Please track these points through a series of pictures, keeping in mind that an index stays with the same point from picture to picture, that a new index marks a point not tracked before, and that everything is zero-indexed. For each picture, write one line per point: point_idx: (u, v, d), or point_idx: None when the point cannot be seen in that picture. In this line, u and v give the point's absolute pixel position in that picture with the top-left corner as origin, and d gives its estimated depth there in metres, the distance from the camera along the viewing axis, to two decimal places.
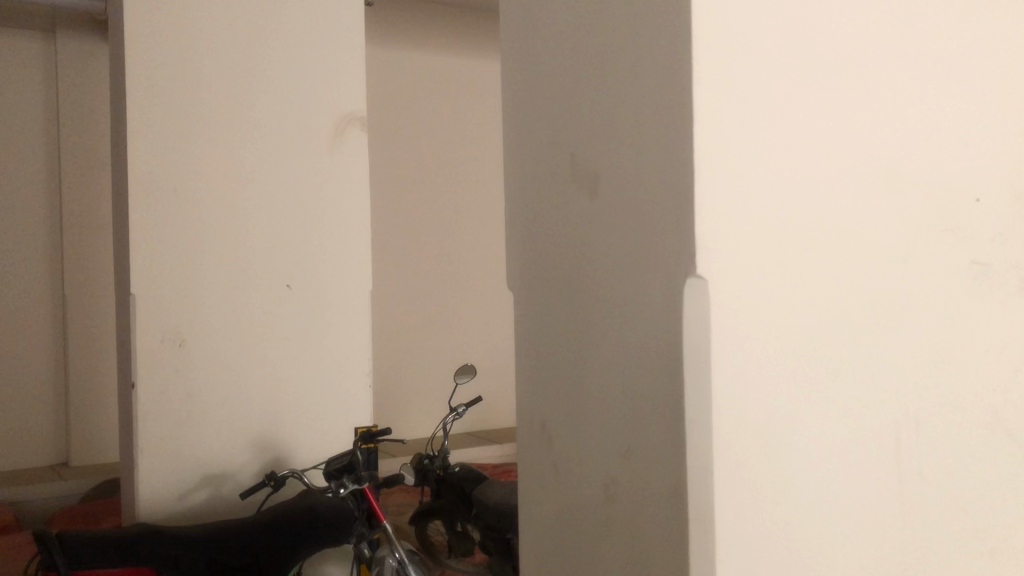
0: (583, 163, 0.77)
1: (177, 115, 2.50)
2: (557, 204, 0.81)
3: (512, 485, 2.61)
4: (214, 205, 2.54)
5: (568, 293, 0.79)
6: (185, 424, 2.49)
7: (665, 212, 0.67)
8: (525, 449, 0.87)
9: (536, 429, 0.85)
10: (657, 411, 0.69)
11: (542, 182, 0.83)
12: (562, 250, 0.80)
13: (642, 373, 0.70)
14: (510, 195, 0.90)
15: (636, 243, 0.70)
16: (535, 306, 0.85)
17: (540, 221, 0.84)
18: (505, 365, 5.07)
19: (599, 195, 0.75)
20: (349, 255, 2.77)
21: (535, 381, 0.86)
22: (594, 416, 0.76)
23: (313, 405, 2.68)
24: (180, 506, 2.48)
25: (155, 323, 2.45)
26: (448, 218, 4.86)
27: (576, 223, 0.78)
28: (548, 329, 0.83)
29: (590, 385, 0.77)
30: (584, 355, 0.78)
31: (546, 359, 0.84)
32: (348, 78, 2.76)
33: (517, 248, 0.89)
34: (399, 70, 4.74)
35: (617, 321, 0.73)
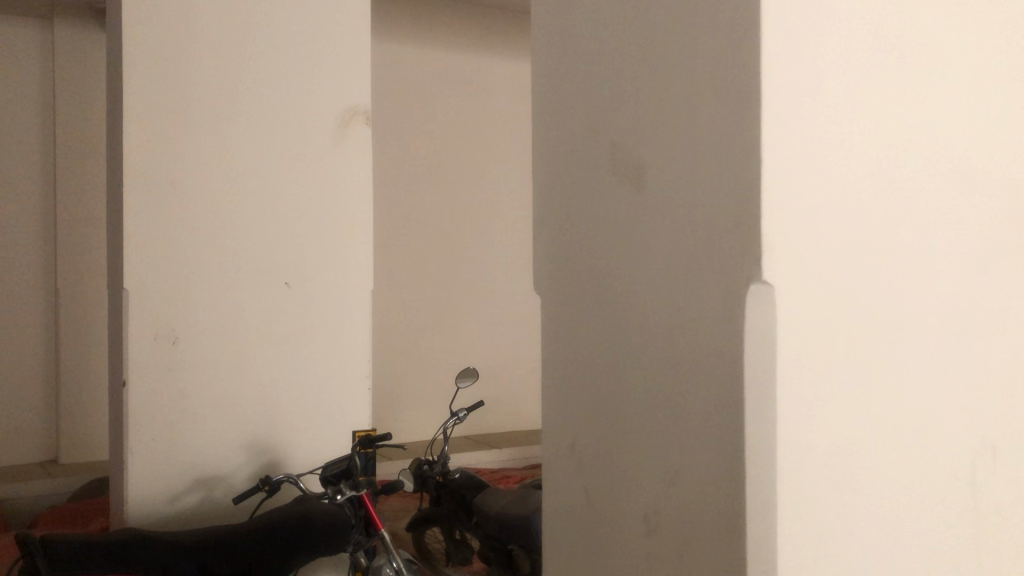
0: (623, 154, 0.68)
1: (175, 106, 2.41)
2: (591, 200, 0.73)
3: (514, 494, 2.52)
4: (212, 199, 2.46)
5: (603, 298, 0.71)
6: (178, 425, 2.41)
7: (724, 210, 0.59)
8: (549, 469, 0.80)
9: (562, 448, 0.78)
10: (708, 435, 0.61)
11: (573, 177, 0.75)
12: (596, 252, 0.72)
13: (689, 394, 0.62)
14: (536, 189, 0.82)
15: (686, 246, 0.62)
16: (562, 312, 0.77)
17: (570, 219, 0.76)
18: (506, 368, 4.98)
19: (642, 192, 0.67)
20: (350, 253, 2.68)
21: (561, 396, 0.78)
22: (632, 437, 0.68)
23: (310, 407, 2.60)
24: (171, 510, 2.39)
25: (149, 320, 2.36)
26: (450, 218, 4.77)
27: (613, 221, 0.70)
28: (579, 336, 0.75)
29: (627, 402, 0.69)
30: (620, 369, 0.70)
31: (575, 372, 0.76)
32: (353, 71, 2.68)
33: (541, 248, 0.81)
34: (405, 67, 4.65)
35: (660, 332, 0.65)
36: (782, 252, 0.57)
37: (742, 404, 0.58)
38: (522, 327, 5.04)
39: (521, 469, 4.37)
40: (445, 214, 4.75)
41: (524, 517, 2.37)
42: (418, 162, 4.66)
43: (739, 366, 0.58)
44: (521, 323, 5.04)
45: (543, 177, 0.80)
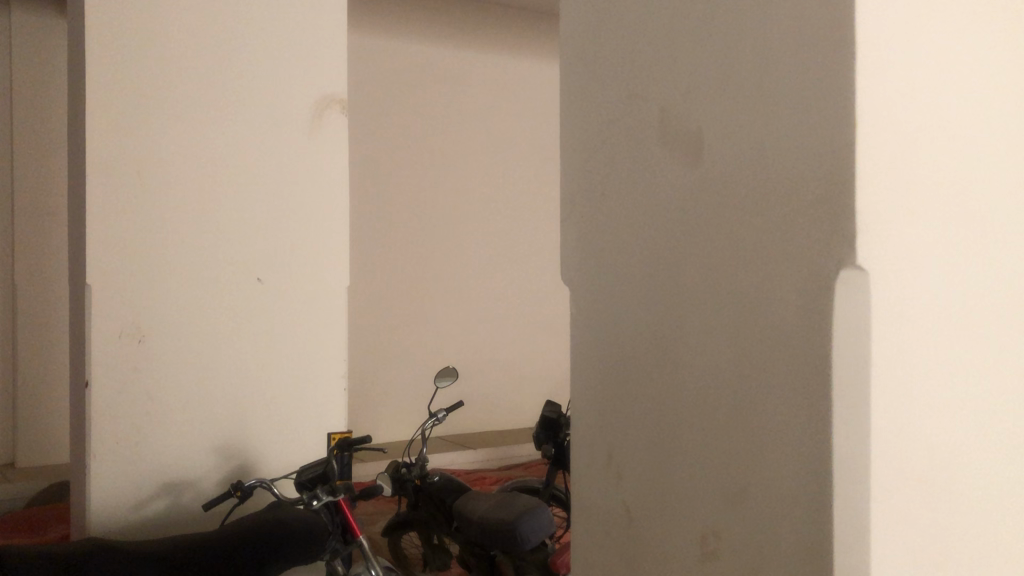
0: (678, 124, 0.61)
1: (140, 91, 2.28)
2: (640, 177, 0.65)
3: (497, 497, 2.42)
4: (181, 190, 2.34)
5: (651, 286, 0.64)
6: (144, 429, 2.28)
7: (806, 182, 0.50)
8: (585, 474, 0.73)
9: (601, 451, 0.70)
10: (781, 443, 0.52)
11: (618, 151, 0.67)
12: (644, 235, 0.64)
13: (758, 393, 0.54)
14: (573, 166, 0.74)
15: (757, 227, 0.54)
16: (602, 302, 0.70)
17: (613, 197, 0.68)
18: (481, 367, 4.89)
19: (699, 165, 0.59)
20: (326, 247, 2.58)
21: (600, 394, 0.71)
22: (686, 444, 0.61)
23: (283, 409, 2.49)
24: (136, 517, 2.27)
25: (113, 318, 2.24)
26: (425, 214, 4.66)
27: (665, 199, 0.62)
28: (621, 329, 0.68)
29: (680, 404, 0.61)
30: (672, 365, 0.62)
31: (616, 369, 0.68)
32: (330, 58, 2.58)
33: (578, 232, 0.74)
34: (378, 58, 4.54)
35: (721, 325, 0.57)
36: (881, 230, 0.48)
37: (827, 410, 0.49)
38: (496, 324, 4.95)
39: (498, 469, 4.27)
40: (419, 209, 4.64)
41: (507, 523, 2.25)
42: (391, 156, 4.55)
43: (825, 364, 0.49)
44: (496, 320, 4.95)
45: (582, 151, 0.73)
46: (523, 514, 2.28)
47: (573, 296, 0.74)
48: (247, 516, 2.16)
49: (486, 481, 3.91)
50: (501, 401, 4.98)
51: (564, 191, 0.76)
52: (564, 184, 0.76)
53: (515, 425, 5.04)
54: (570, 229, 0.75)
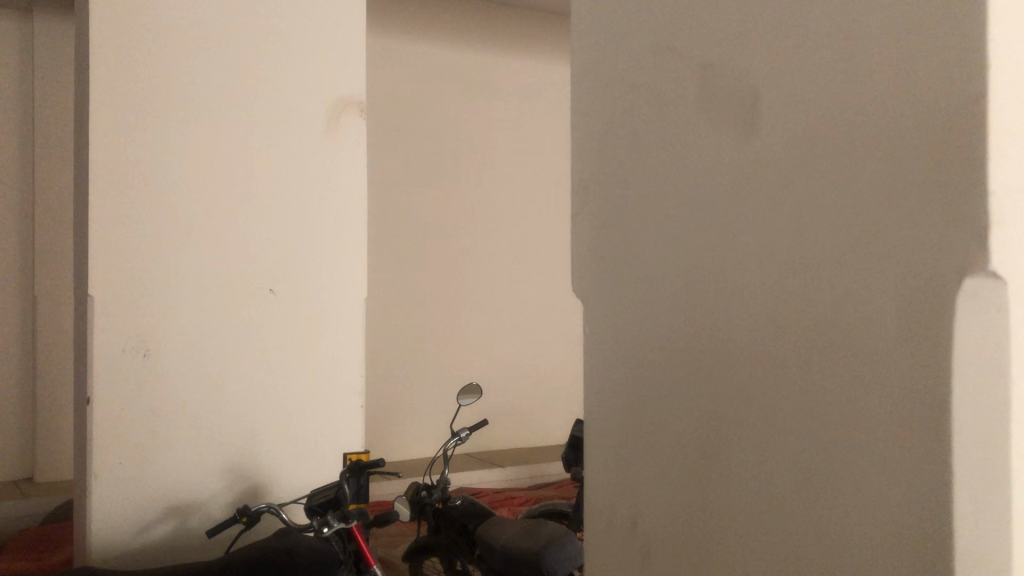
0: (723, 84, 0.46)
1: (148, 90, 2.16)
2: (674, 159, 0.50)
3: (522, 525, 2.26)
4: (190, 197, 2.22)
5: (684, 302, 0.49)
6: (149, 448, 2.16)
7: (907, 149, 0.35)
8: (599, 538, 0.58)
9: (622, 510, 0.56)
10: (867, 518, 0.38)
11: (645, 125, 0.53)
12: (677, 232, 0.50)
13: (829, 448, 0.39)
14: (587, 149, 0.60)
15: (826, 218, 0.39)
16: (623, 320, 0.55)
17: (637, 184, 0.54)
18: (510, 383, 4.73)
19: (750, 139, 0.44)
20: (343, 258, 2.46)
21: (619, 436, 0.56)
22: (731, 510, 0.46)
23: (296, 428, 2.37)
24: (140, 542, 2.14)
25: (118, 330, 2.11)
26: (451, 222, 4.54)
27: (706, 186, 0.47)
28: (644, 355, 0.53)
29: (721, 458, 0.47)
30: (711, 406, 0.47)
31: (638, 406, 0.54)
32: (347, 58, 2.46)
33: (593, 230, 0.59)
34: (402, 64, 4.42)
35: (775, 354, 0.42)
36: None
37: (943, 474, 0.34)
38: (525, 337, 4.80)
39: (527, 488, 4.12)
40: (444, 217, 4.52)
41: (531, 553, 2.10)
42: (415, 163, 4.43)
43: (941, 406, 0.34)
44: (526, 333, 4.80)
45: (599, 129, 0.58)
46: (549, 543, 2.12)
47: (587, 313, 0.60)
48: (254, 543, 2.02)
49: (512, 503, 3.76)
50: (531, 416, 4.82)
51: (574, 178, 0.62)
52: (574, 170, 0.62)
53: (546, 441, 4.87)
54: (583, 224, 0.61)
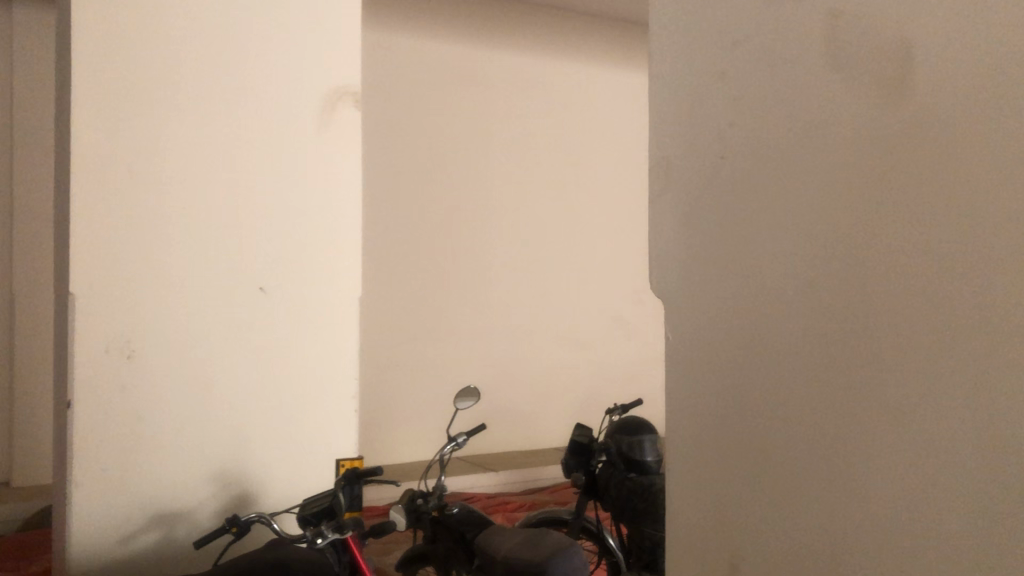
0: (817, 101, 0.54)
1: (134, 79, 2.06)
2: (768, 166, 0.58)
3: (523, 535, 2.17)
4: (181, 191, 2.13)
5: (769, 297, 0.57)
6: (133, 454, 2.06)
7: (1002, 153, 0.43)
8: (696, 513, 0.66)
9: (716, 484, 0.63)
10: (957, 468, 0.45)
11: (740, 134, 0.60)
12: (770, 231, 0.57)
13: (915, 413, 0.47)
14: (673, 159, 0.67)
15: (916, 217, 0.47)
16: (711, 312, 0.63)
17: (729, 188, 0.61)
18: (503, 385, 4.64)
19: (841, 149, 0.52)
20: (339, 255, 2.36)
21: (705, 418, 0.64)
22: (821, 474, 0.54)
23: (290, 433, 2.28)
24: (123, 552, 2.04)
25: (100, 330, 2.01)
26: (443, 220, 4.45)
27: (799, 192, 0.55)
28: (731, 345, 0.61)
29: (810, 428, 0.54)
30: (796, 383, 0.55)
31: (724, 390, 0.62)
32: (341, 46, 2.36)
33: (676, 233, 0.67)
34: (397, 59, 4.34)
35: (862, 338, 0.50)
36: None
37: None
38: (520, 339, 4.71)
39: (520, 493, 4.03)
40: (438, 216, 4.44)
41: (536, 564, 2.01)
42: (410, 161, 4.35)
43: None
44: (520, 335, 4.71)
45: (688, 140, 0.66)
46: (554, 555, 2.03)
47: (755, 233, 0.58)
48: (242, 555, 1.92)
49: (506, 509, 3.67)
50: (524, 419, 4.72)
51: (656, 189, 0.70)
52: (655, 183, 0.70)
53: (540, 445, 4.77)
54: (669, 229, 0.68)
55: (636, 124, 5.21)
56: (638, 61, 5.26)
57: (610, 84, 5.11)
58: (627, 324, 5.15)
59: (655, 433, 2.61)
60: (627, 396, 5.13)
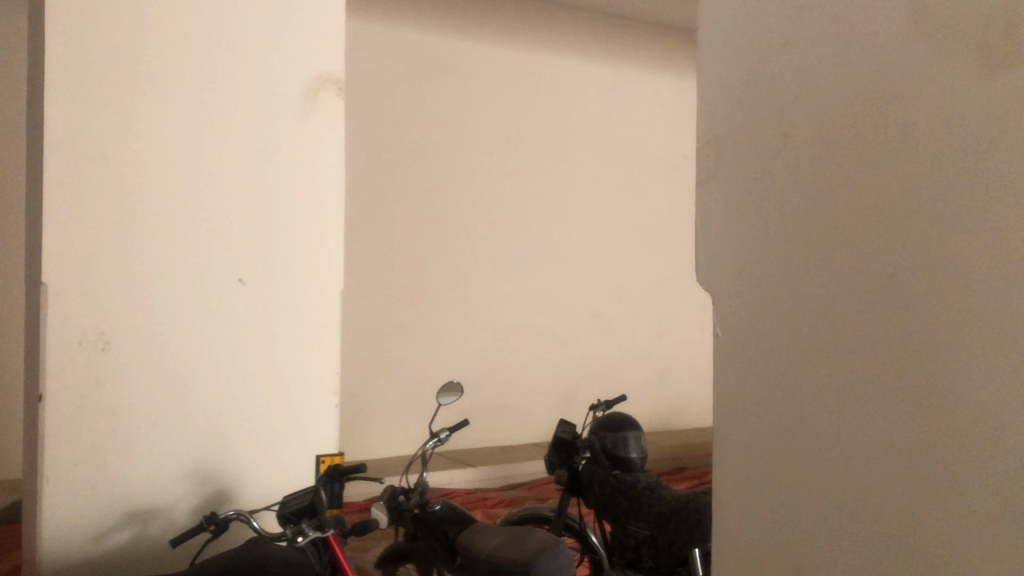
0: (889, 85, 0.50)
1: (110, 62, 2.00)
2: (829, 157, 0.54)
3: (507, 533, 2.13)
4: (159, 179, 2.07)
5: (825, 299, 0.54)
6: (107, 449, 2.00)
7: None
8: (740, 522, 0.63)
9: (760, 495, 0.61)
10: (984, 453, 0.44)
11: (802, 122, 0.57)
12: (828, 228, 0.54)
13: (939, 398, 0.47)
14: (729, 148, 0.64)
15: (992, 198, 0.44)
16: (762, 312, 0.60)
17: (785, 180, 0.58)
18: (482, 380, 4.61)
19: (913, 138, 0.48)
20: (320, 247, 2.31)
21: (751, 425, 0.61)
22: (876, 490, 0.51)
23: (270, 428, 2.22)
24: (94, 550, 1.98)
25: (73, 321, 1.95)
26: (424, 213, 4.40)
27: (860, 187, 0.52)
28: (781, 349, 0.58)
29: (866, 440, 0.51)
30: (853, 390, 0.52)
31: (774, 398, 0.59)
32: (324, 33, 2.31)
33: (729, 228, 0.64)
34: (381, 49, 4.28)
35: (927, 346, 0.47)
36: None
37: None
38: (500, 334, 4.68)
39: (499, 489, 3.99)
40: (419, 210, 4.39)
41: (521, 564, 1.97)
42: (391, 152, 4.30)
43: None
44: (500, 330, 4.67)
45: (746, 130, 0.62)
46: (539, 554, 2.00)
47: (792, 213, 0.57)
48: (220, 554, 1.86)
49: (486, 505, 3.63)
50: (504, 415, 4.69)
51: (709, 176, 0.67)
52: (707, 173, 0.67)
53: (520, 441, 4.74)
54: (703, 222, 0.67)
55: (619, 118, 5.19)
56: (621, 55, 5.24)
57: (593, 78, 5.09)
58: (608, 320, 5.13)
59: (639, 430, 2.59)
60: (606, 393, 5.11)
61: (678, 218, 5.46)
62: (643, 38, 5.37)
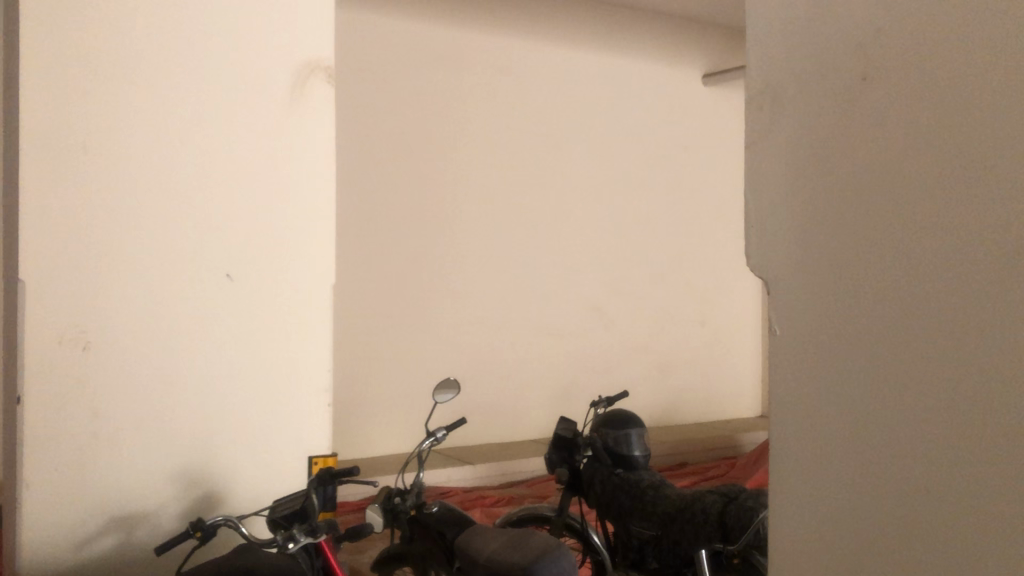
0: (977, 32, 0.49)
1: (88, 47, 1.91)
2: (907, 107, 0.53)
3: (507, 536, 2.05)
4: (143, 169, 1.98)
5: (907, 247, 0.53)
6: (89, 450, 1.92)
7: None
8: (804, 486, 0.62)
9: (828, 456, 0.59)
10: None
11: (876, 67, 0.55)
12: (908, 174, 0.53)
13: None
14: (789, 102, 0.63)
15: None
16: (863, 314, 0.56)
17: (858, 128, 0.57)
18: (479, 376, 4.53)
19: None
20: (311, 240, 2.21)
21: (817, 386, 0.60)
22: (955, 444, 0.50)
23: (261, 429, 2.14)
24: (77, 556, 1.90)
25: (51, 317, 1.88)
26: (418, 207, 4.31)
27: (943, 129, 0.51)
28: (854, 303, 0.57)
29: (1000, 445, 0.47)
30: (950, 382, 0.50)
31: (846, 353, 0.58)
32: (312, 19, 2.21)
33: (788, 182, 0.63)
34: (374, 37, 4.18)
35: None
36: None
37: None
38: (498, 328, 4.60)
39: (497, 487, 3.92)
40: (415, 202, 4.30)
41: (521, 568, 1.89)
42: (386, 144, 4.21)
43: None
44: (496, 324, 4.59)
45: (809, 81, 0.61)
46: (540, 557, 1.92)
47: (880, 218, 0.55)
48: (208, 561, 1.78)
49: (484, 504, 3.56)
50: (501, 411, 4.61)
51: (762, 133, 0.65)
52: (762, 128, 0.65)
53: (518, 437, 4.67)
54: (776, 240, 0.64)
55: (617, 108, 5.10)
56: (619, 45, 5.15)
57: (591, 67, 5.00)
58: (607, 313, 5.06)
59: (643, 427, 2.51)
60: (605, 387, 5.04)
61: (677, 209, 5.38)
62: (641, 26, 5.27)
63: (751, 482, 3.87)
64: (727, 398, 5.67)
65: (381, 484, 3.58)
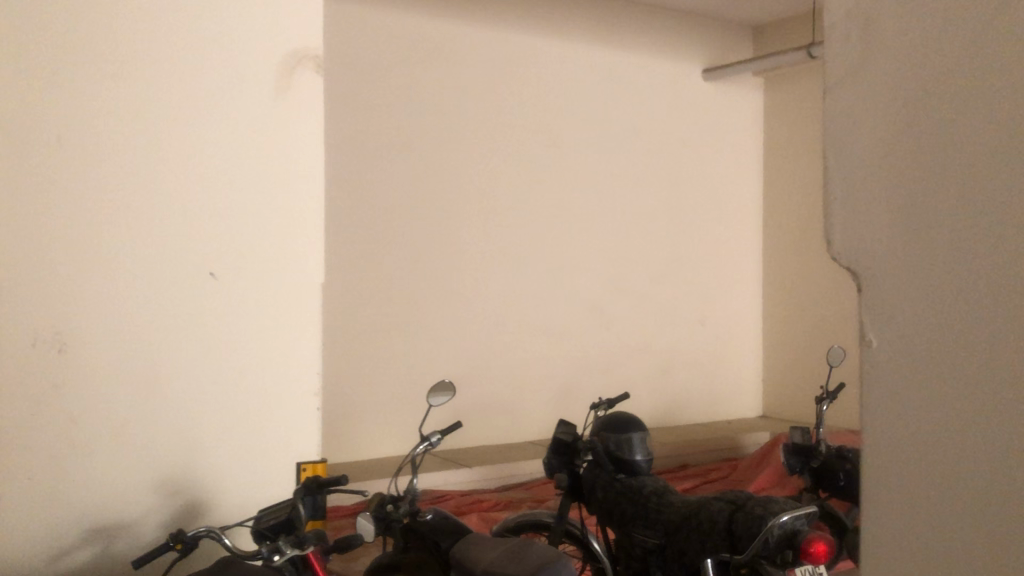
0: None
1: (61, 40, 1.85)
2: None
3: (505, 548, 1.96)
4: (120, 166, 1.91)
5: None
6: (67, 457, 1.84)
7: None
8: (914, 529, 0.47)
9: (958, 495, 0.45)
10: None
11: None
12: None
13: None
14: (894, 31, 0.49)
15: None
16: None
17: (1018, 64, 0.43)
18: (477, 377, 4.45)
19: None
20: (299, 239, 2.10)
21: (942, 398, 0.46)
22: None
23: (247, 437, 2.03)
24: (53, 568, 1.83)
25: (24, 320, 1.81)
26: (414, 206, 4.23)
27: None
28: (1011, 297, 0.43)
29: None
30: None
31: (996, 360, 0.44)
32: (299, 4, 2.09)
33: (889, 138, 0.49)
34: (366, 32, 4.09)
35: None
36: None
37: None
38: (494, 329, 4.51)
39: (495, 491, 3.83)
40: (408, 201, 4.22)
41: None
42: (379, 140, 4.13)
43: None
44: (495, 324, 4.51)
45: (923, 9, 0.48)
46: (540, 571, 1.83)
47: None
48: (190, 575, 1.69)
49: (481, 509, 3.47)
50: (500, 413, 4.54)
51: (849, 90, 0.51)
52: (850, 84, 0.51)
53: (516, 439, 4.58)
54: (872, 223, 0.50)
55: (616, 104, 5.02)
56: (618, 40, 5.06)
57: (588, 63, 4.91)
58: (606, 313, 4.97)
59: (644, 430, 2.41)
60: (605, 388, 4.96)
61: (677, 208, 5.30)
62: (641, 21, 5.18)
63: (755, 486, 3.78)
64: (729, 398, 5.58)
65: (376, 489, 3.50)
